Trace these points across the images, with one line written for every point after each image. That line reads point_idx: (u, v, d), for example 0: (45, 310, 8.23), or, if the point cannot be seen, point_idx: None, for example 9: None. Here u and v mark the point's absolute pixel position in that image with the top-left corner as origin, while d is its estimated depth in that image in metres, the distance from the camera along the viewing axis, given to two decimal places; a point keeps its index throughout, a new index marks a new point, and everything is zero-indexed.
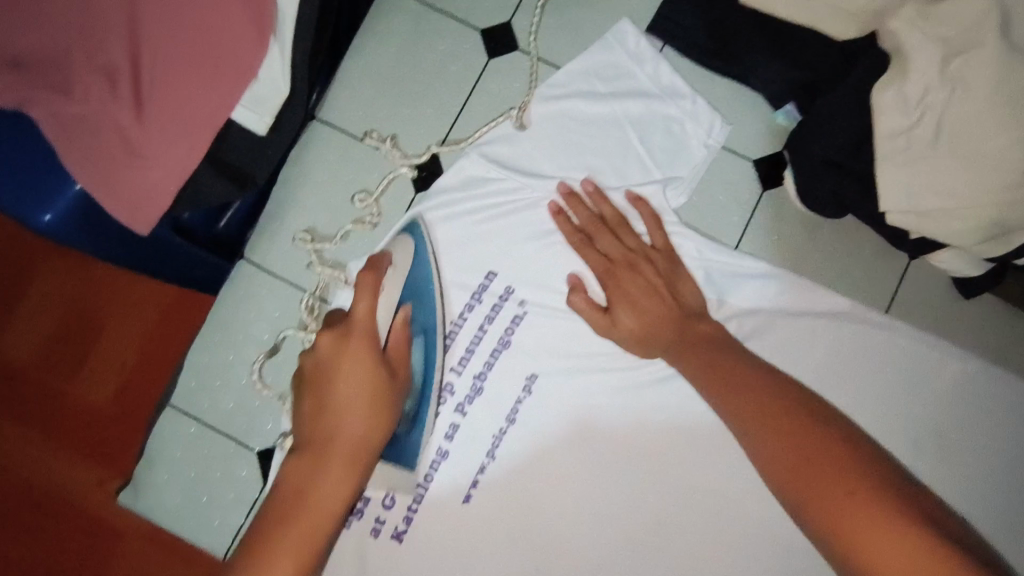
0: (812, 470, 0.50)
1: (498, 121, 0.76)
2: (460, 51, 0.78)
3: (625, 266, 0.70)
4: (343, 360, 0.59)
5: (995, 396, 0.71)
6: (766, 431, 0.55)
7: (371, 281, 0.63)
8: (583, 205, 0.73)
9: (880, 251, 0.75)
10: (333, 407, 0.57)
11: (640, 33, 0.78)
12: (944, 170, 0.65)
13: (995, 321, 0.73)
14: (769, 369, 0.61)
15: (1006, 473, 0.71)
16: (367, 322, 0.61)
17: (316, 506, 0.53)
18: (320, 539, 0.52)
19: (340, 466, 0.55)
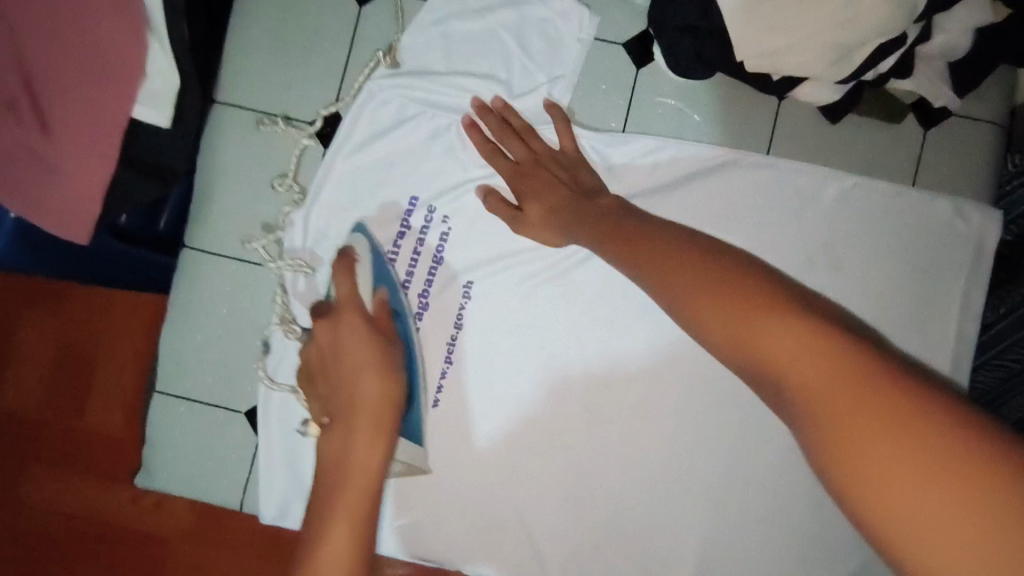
0: (784, 353, 0.45)
1: (372, 67, 0.81)
2: (331, 4, 0.82)
3: (531, 168, 0.76)
4: (343, 332, 0.70)
5: (878, 202, 0.78)
6: (712, 307, 0.51)
7: (346, 268, 0.74)
8: (491, 116, 0.78)
9: (753, 100, 0.81)
10: (348, 380, 0.68)
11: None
12: (782, 8, 0.70)
13: (867, 137, 0.80)
14: (690, 236, 0.61)
15: (901, 271, 0.78)
16: (350, 302, 0.72)
17: (355, 465, 0.64)
18: (367, 476, 0.63)
19: (367, 426, 0.65)
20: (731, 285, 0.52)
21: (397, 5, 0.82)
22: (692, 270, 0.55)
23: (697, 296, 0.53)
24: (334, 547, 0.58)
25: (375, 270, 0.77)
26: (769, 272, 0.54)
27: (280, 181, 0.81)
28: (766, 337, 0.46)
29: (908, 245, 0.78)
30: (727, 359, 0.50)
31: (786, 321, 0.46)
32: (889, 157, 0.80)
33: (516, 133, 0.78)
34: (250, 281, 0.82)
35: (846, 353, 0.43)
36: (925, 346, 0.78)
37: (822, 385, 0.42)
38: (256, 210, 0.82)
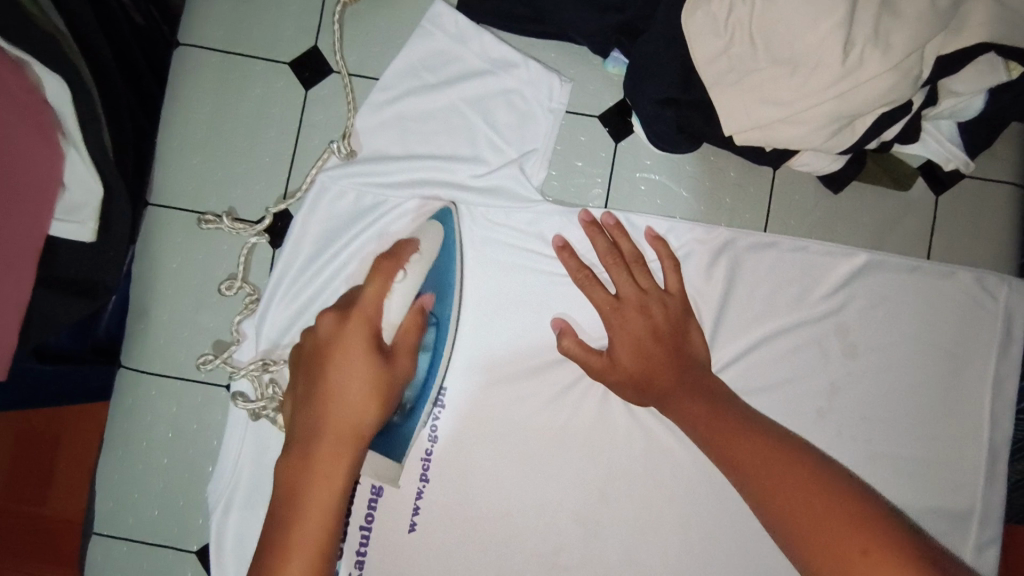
0: (780, 476, 0.56)
1: (322, 159, 0.73)
2: (275, 90, 0.74)
3: (622, 268, 0.69)
4: (336, 343, 0.61)
5: (887, 280, 0.71)
6: (701, 407, 0.64)
7: (387, 267, 0.64)
8: (602, 236, 0.70)
9: (744, 171, 0.74)
10: (324, 395, 0.60)
11: (454, 11, 0.73)
12: (773, 78, 0.63)
13: (870, 206, 0.73)
14: (779, 433, 0.61)
15: (917, 352, 0.71)
16: (373, 308, 0.63)
17: (312, 509, 0.56)
18: (321, 518, 0.56)
19: (334, 449, 0.58)
20: (799, 477, 0.55)
21: (346, 86, 0.73)
22: (770, 456, 0.58)
23: (780, 487, 0.55)
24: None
25: (432, 271, 0.68)
26: (806, 479, 0.55)
27: (226, 289, 0.71)
28: (829, 536, 0.50)
29: (921, 324, 0.71)
30: (768, 526, 0.56)
31: (858, 530, 0.49)
32: (897, 227, 0.73)
33: (618, 267, 0.69)
34: (197, 401, 0.73)
35: (872, 540, 0.48)
36: (952, 431, 0.71)
37: (874, 544, 0.48)
38: (200, 320, 0.73)
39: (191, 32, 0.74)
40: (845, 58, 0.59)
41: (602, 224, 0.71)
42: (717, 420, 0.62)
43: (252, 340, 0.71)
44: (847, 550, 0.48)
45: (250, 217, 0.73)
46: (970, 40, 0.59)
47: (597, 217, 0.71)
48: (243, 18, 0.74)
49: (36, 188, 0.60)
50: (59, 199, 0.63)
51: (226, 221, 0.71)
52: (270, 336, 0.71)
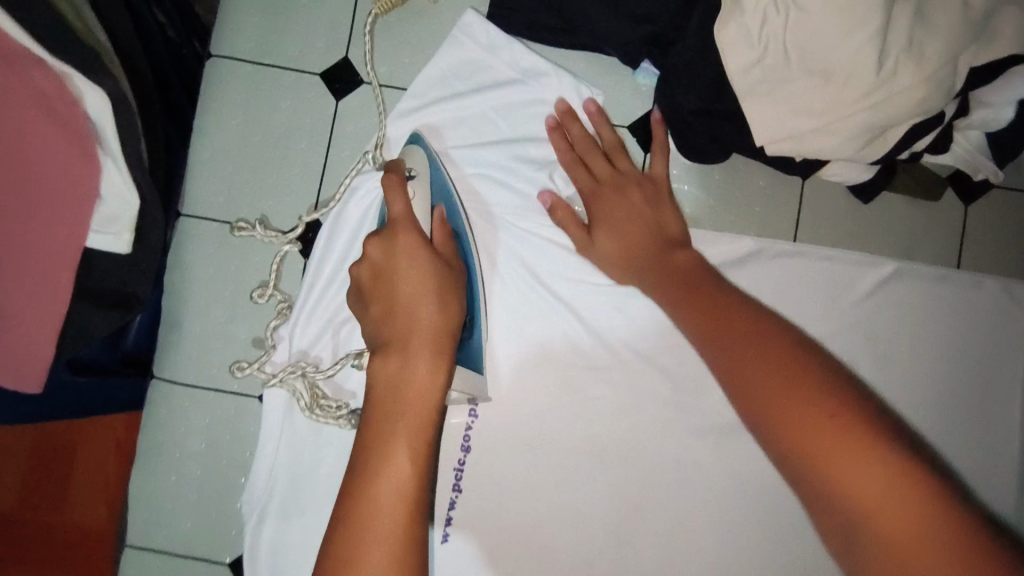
0: (772, 379, 0.55)
1: (357, 168, 0.72)
2: (305, 101, 0.74)
3: (613, 190, 0.69)
4: (399, 252, 0.58)
5: (916, 289, 0.72)
6: (697, 312, 0.63)
7: (398, 182, 0.62)
8: (583, 171, 0.71)
9: (773, 181, 0.74)
10: (400, 300, 0.57)
11: (484, 21, 0.74)
12: (806, 89, 0.63)
13: (900, 216, 0.73)
14: (767, 315, 0.61)
15: (945, 361, 0.72)
16: (411, 216, 0.61)
17: (415, 409, 0.53)
18: (423, 424, 0.53)
19: (425, 353, 0.55)
20: (785, 362, 0.55)
21: (376, 96, 0.74)
22: (764, 349, 0.57)
23: (745, 369, 0.57)
24: (395, 489, 0.50)
25: (434, 183, 0.67)
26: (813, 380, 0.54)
27: (258, 295, 0.72)
28: (835, 458, 0.49)
29: (949, 333, 0.72)
30: (756, 434, 0.55)
31: (814, 404, 0.51)
32: (927, 236, 0.73)
33: (605, 189, 0.69)
34: (228, 412, 0.73)
35: (835, 406, 0.51)
36: (986, 437, 0.72)
37: (839, 410, 0.51)
38: (232, 331, 0.73)
39: (221, 45, 0.74)
40: (880, 69, 0.59)
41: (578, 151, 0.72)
42: (730, 327, 0.60)
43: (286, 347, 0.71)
44: (804, 420, 0.51)
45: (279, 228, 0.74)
46: (999, 54, 0.60)
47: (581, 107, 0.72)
48: (273, 31, 0.74)
49: (67, 198, 0.60)
50: (97, 211, 0.63)
51: (258, 228, 0.71)
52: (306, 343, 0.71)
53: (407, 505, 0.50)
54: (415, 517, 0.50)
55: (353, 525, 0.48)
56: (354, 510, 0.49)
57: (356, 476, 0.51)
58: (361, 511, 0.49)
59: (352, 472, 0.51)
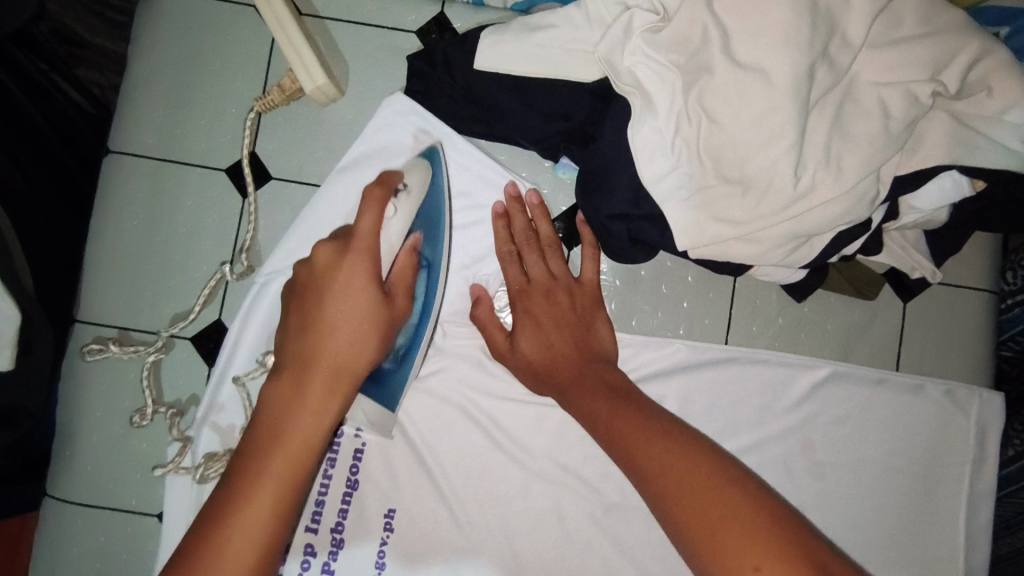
0: (681, 477, 0.51)
1: (210, 284, 0.67)
2: (210, 197, 0.70)
3: (541, 292, 0.65)
4: (339, 270, 0.55)
5: (855, 392, 0.68)
6: (603, 404, 0.60)
7: (378, 198, 0.57)
8: (514, 265, 0.66)
9: (703, 278, 0.70)
10: (323, 318, 0.53)
11: (417, 107, 0.69)
12: (726, 197, 0.59)
13: (837, 314, 0.69)
14: (667, 419, 0.58)
15: (887, 468, 0.68)
16: (373, 237, 0.56)
17: (290, 442, 0.50)
18: (294, 477, 0.49)
19: (323, 393, 0.52)
20: (717, 491, 0.49)
21: (247, 206, 0.70)
22: (665, 446, 0.54)
23: (659, 465, 0.53)
24: (252, 529, 0.47)
25: (421, 213, 0.61)
26: (714, 483, 0.50)
27: (140, 422, 0.65)
28: (757, 563, 0.44)
29: (891, 437, 0.68)
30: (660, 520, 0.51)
31: (760, 545, 0.45)
32: (865, 334, 0.69)
33: (536, 288, 0.65)
34: (127, 529, 0.68)
35: (752, 510, 0.48)
36: (934, 549, 0.67)
37: (768, 559, 0.44)
38: (134, 440, 0.69)
39: (121, 139, 0.70)
40: (798, 182, 0.56)
41: (517, 245, 0.67)
42: (628, 420, 0.57)
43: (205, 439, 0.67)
44: (739, 569, 0.44)
45: (151, 332, 0.69)
46: (928, 162, 0.57)
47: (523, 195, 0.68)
48: (175, 124, 0.70)
49: None
50: None
51: (111, 347, 0.66)
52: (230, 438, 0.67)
53: (262, 547, 0.47)
54: (264, 560, 0.47)
55: (195, 554, 0.45)
56: (211, 534, 0.46)
57: (211, 515, 0.47)
58: (207, 551, 0.45)
59: (222, 491, 0.49)
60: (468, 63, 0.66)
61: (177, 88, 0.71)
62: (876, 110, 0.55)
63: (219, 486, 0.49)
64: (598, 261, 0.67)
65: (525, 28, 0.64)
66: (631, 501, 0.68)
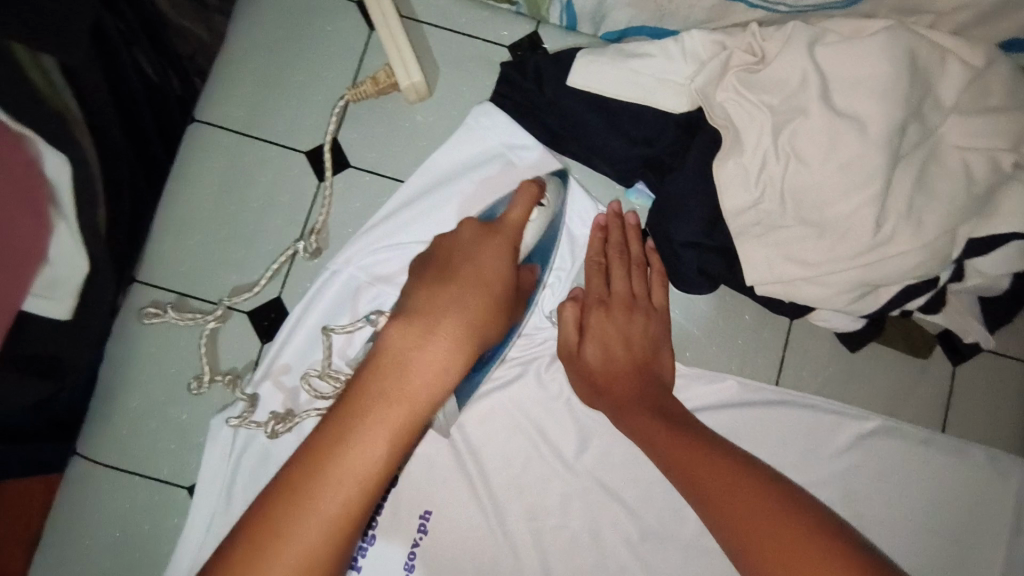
0: (764, 535, 0.48)
1: (283, 257, 0.68)
2: (287, 177, 0.71)
3: (620, 307, 0.66)
4: (482, 244, 0.58)
5: (900, 446, 0.68)
6: (682, 443, 0.57)
7: (528, 196, 0.62)
8: (598, 276, 0.67)
9: (760, 316, 0.71)
10: (463, 274, 0.55)
11: (498, 109, 0.70)
12: (801, 237, 0.61)
13: (887, 368, 0.70)
14: (753, 465, 0.55)
15: (927, 527, 0.67)
16: (515, 229, 0.60)
17: (422, 373, 0.48)
18: (418, 404, 0.48)
19: (457, 334, 0.51)
20: (778, 518, 0.49)
21: (321, 189, 0.71)
22: (747, 496, 0.51)
23: (745, 516, 0.50)
24: (363, 458, 0.45)
25: (536, 246, 0.63)
26: (807, 540, 0.47)
27: (199, 388, 0.65)
28: None
29: (933, 495, 0.68)
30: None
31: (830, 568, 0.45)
32: (912, 391, 0.70)
33: (614, 302, 0.66)
34: (153, 499, 0.66)
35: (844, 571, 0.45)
36: None
37: None
38: (175, 408, 0.67)
39: (209, 110, 0.71)
40: (877, 231, 0.58)
41: (607, 257, 0.68)
42: (706, 467, 0.55)
43: (265, 402, 0.66)
44: None
45: (211, 301, 0.69)
46: (1001, 228, 0.59)
47: (623, 214, 0.69)
48: (265, 102, 0.72)
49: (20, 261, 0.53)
50: (40, 273, 0.56)
51: (169, 313, 0.66)
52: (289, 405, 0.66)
53: (368, 480, 0.45)
54: (366, 495, 0.45)
55: (314, 461, 0.45)
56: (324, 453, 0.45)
57: (328, 430, 0.46)
58: (324, 461, 0.45)
59: (336, 414, 0.47)
60: (560, 79, 0.68)
61: (271, 69, 0.72)
62: (959, 172, 0.58)
63: (333, 409, 0.47)
64: (667, 288, 0.68)
65: (622, 54, 0.66)
66: (668, 531, 0.67)
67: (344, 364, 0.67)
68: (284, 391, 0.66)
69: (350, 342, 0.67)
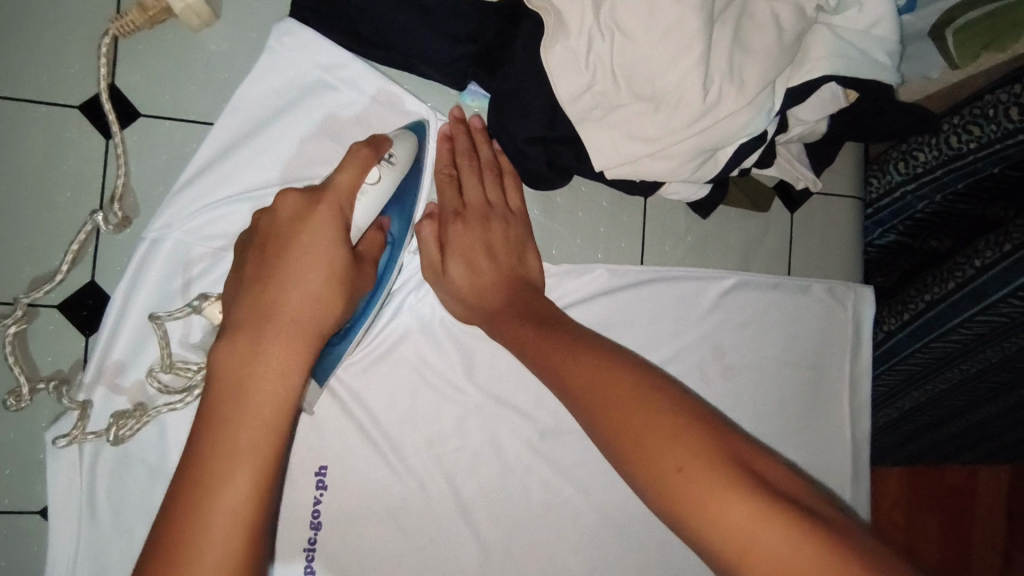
0: (617, 403, 0.47)
1: (82, 234, 0.58)
2: (62, 141, 0.60)
3: (477, 218, 0.64)
4: (304, 222, 0.51)
5: (756, 299, 0.74)
6: (535, 342, 0.57)
7: (365, 156, 0.54)
8: (450, 188, 0.64)
9: (617, 200, 0.71)
10: (277, 276, 0.49)
11: (301, 27, 0.63)
12: (638, 114, 0.61)
13: (735, 227, 0.74)
14: (606, 346, 0.54)
15: (785, 361, 0.75)
16: (347, 196, 0.53)
17: (264, 396, 0.44)
18: (269, 434, 0.43)
19: (286, 347, 0.47)
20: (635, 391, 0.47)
21: (113, 149, 0.60)
22: (594, 367, 0.50)
23: (593, 391, 0.49)
24: (228, 500, 0.40)
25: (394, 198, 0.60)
26: (649, 406, 0.45)
27: (18, 405, 0.56)
28: (694, 497, 0.39)
29: (788, 333, 0.75)
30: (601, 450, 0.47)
31: (671, 423, 0.44)
32: (759, 244, 0.75)
33: (470, 213, 0.63)
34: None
35: (684, 420, 0.44)
36: (825, 430, 0.76)
37: (687, 457, 0.41)
38: None
39: None
40: (707, 94, 0.58)
41: (457, 168, 0.65)
42: (559, 354, 0.54)
43: (108, 402, 0.60)
44: (679, 491, 0.40)
45: (6, 303, 0.58)
46: (815, 73, 0.61)
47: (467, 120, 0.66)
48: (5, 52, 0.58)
49: None
50: None
51: None
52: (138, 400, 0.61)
53: (254, 494, 0.41)
54: (250, 534, 0.40)
55: (163, 543, 0.39)
56: (194, 481, 0.40)
57: (176, 497, 0.40)
58: (178, 532, 0.39)
59: (194, 443, 0.43)
60: None
61: None
62: (770, 24, 0.59)
63: (191, 439, 0.43)
64: (521, 191, 0.67)
65: None
66: (564, 423, 0.70)
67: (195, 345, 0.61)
68: (128, 387, 0.60)
69: (190, 329, 0.61)
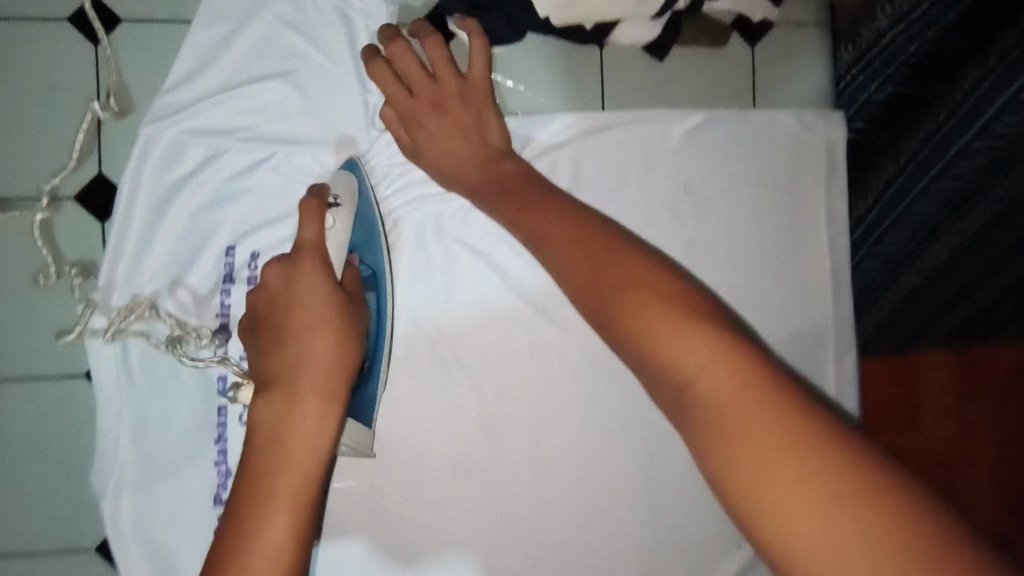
0: (608, 273, 0.52)
1: (83, 124, 0.66)
2: (57, 50, 0.67)
3: (431, 106, 0.66)
4: (299, 291, 0.59)
5: (724, 135, 0.75)
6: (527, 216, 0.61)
7: (313, 210, 0.62)
8: (398, 84, 0.67)
9: (573, 53, 0.74)
10: (287, 325, 0.57)
11: None
12: None
13: (695, 68, 0.76)
14: (605, 223, 0.58)
15: (757, 194, 0.76)
16: (316, 250, 0.61)
17: (297, 443, 0.54)
18: (306, 487, 0.53)
19: (313, 401, 0.55)
20: (650, 278, 0.50)
21: (104, 54, 0.67)
22: (595, 244, 0.55)
23: (592, 267, 0.53)
24: (278, 538, 0.51)
25: (356, 227, 0.67)
26: (644, 272, 0.50)
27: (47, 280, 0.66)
28: (673, 349, 0.44)
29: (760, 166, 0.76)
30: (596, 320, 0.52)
31: (678, 312, 0.46)
32: (721, 83, 0.76)
33: (422, 106, 0.66)
34: (58, 397, 0.68)
35: (675, 292, 0.48)
36: (808, 258, 0.77)
37: (668, 314, 0.46)
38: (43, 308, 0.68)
39: None
40: None
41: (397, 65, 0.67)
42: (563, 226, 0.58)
43: (126, 278, 0.68)
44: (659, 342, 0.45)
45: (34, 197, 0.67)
46: None
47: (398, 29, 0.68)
48: None
49: None
50: None
51: None
52: (159, 274, 0.69)
53: (286, 555, 0.50)
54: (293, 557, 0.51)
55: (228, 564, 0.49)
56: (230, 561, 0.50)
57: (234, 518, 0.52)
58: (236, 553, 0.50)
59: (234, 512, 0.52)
60: None
61: None
62: None
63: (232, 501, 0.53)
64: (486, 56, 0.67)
65: None
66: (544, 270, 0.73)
67: (197, 222, 0.70)
68: (142, 261, 0.68)
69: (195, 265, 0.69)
